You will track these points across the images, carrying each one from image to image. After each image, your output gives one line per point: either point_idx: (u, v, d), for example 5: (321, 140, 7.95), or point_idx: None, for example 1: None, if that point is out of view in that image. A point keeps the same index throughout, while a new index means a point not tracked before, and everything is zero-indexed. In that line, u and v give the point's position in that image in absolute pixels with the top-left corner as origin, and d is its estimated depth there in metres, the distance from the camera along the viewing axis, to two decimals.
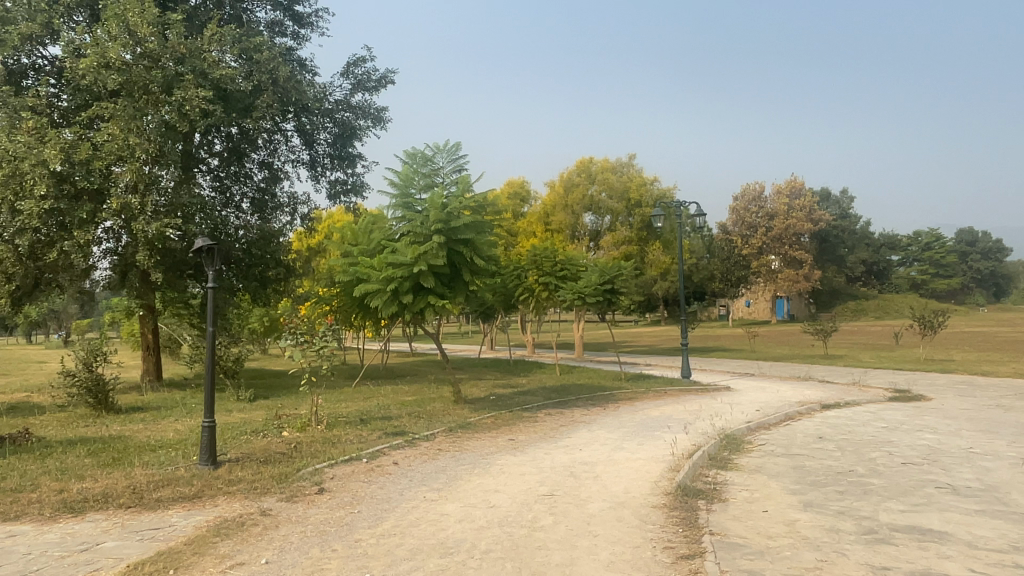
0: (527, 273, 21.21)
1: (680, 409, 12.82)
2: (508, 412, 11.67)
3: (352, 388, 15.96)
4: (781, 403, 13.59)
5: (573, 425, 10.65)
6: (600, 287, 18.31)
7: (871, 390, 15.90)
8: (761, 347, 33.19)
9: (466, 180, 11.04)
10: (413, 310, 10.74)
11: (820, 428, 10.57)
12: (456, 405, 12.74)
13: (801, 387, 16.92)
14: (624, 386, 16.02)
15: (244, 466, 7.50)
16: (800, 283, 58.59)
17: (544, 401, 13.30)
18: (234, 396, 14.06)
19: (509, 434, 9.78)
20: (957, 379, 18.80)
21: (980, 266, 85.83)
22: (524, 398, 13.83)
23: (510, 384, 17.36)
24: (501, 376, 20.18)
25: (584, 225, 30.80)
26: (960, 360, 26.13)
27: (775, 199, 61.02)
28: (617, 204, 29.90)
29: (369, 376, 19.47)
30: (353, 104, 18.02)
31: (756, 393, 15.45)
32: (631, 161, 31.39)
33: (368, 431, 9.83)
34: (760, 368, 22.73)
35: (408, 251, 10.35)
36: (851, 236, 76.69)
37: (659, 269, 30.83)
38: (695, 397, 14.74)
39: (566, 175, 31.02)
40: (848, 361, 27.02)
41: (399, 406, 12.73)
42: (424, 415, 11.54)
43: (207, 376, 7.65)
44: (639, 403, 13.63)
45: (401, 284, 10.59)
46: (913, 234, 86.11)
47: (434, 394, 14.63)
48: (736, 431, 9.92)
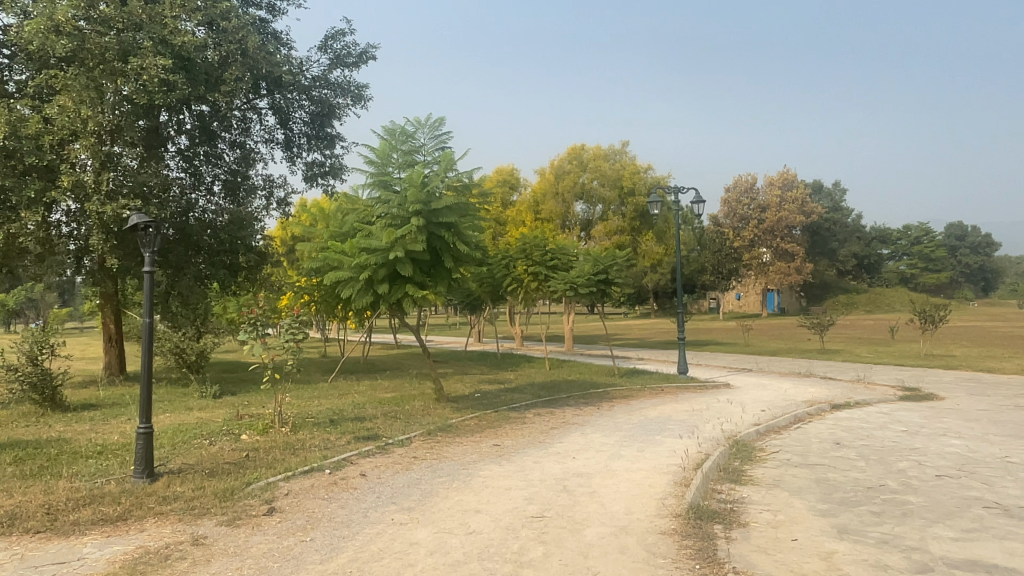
0: (515, 263, 20.20)
1: (679, 409, 11.89)
2: (493, 412, 10.68)
3: (326, 384, 14.94)
4: (787, 402, 12.70)
5: (565, 428, 9.68)
6: (593, 277, 17.32)
7: (879, 388, 15.03)
8: (756, 341, 32.35)
9: (449, 158, 10.00)
10: (389, 301, 9.71)
11: (836, 433, 9.64)
12: (437, 403, 11.74)
13: (804, 384, 16.05)
14: (619, 383, 15.05)
15: (184, 480, 6.49)
16: (791, 275, 57.88)
17: (534, 400, 12.28)
18: (198, 392, 13.04)
19: (494, 439, 8.79)
20: (963, 376, 18.02)
21: (969, 261, 85.53)
22: (512, 396, 12.82)
23: (497, 379, 16.38)
24: (488, 370, 19.21)
25: (575, 214, 29.89)
26: (960, 355, 25.43)
27: (767, 191, 60.29)
28: (608, 193, 28.87)
29: (347, 371, 18.44)
30: (332, 80, 16.89)
31: (759, 391, 14.50)
32: (624, 148, 30.37)
33: (336, 435, 8.80)
34: (757, 363, 21.91)
35: (383, 235, 9.31)
36: (841, 229, 76.16)
37: (653, 260, 29.83)
38: (694, 395, 13.80)
39: (557, 162, 30.10)
40: (847, 356, 26.18)
41: (375, 405, 11.70)
42: (401, 415, 10.52)
43: (144, 375, 6.58)
44: (635, 401, 12.68)
45: (376, 271, 9.55)
46: (903, 228, 85.80)
47: (415, 390, 13.59)
48: (745, 436, 8.97)
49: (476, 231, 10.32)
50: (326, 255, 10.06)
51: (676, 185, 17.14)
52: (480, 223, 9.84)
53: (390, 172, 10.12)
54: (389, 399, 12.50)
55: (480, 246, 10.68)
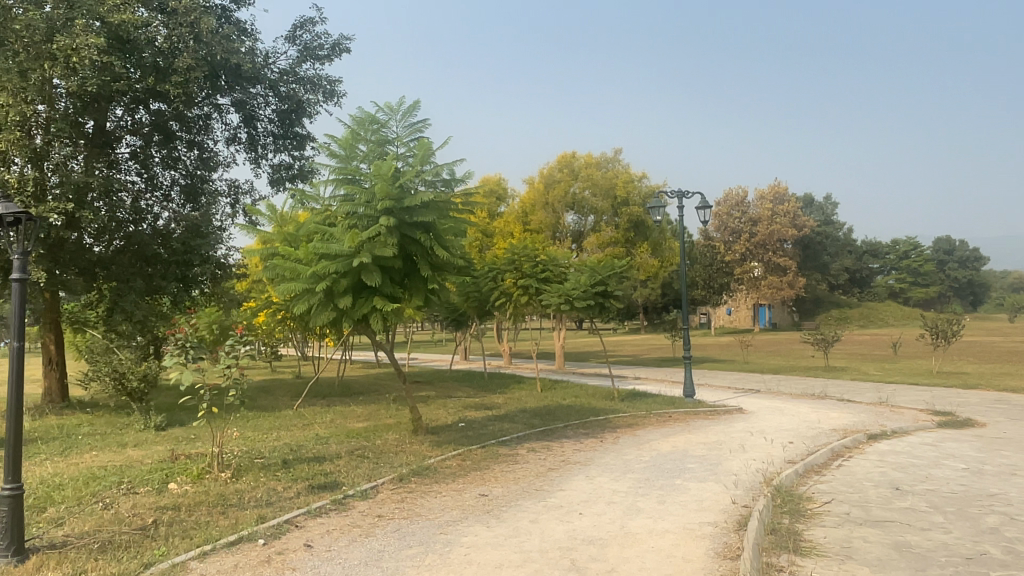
0: (504, 275, 18.68)
1: (694, 440, 10.30)
2: (479, 448, 9.06)
3: (290, 413, 13.25)
4: (815, 431, 11.15)
5: (566, 469, 8.05)
6: (590, 289, 15.74)
7: (908, 412, 13.51)
8: (755, 358, 30.85)
9: (425, 146, 8.44)
10: (353, 318, 8.09)
11: (887, 474, 8.11)
12: (414, 436, 10.12)
13: (824, 408, 14.49)
14: (620, 408, 13.43)
15: (64, 562, 4.82)
16: (783, 290, 56.62)
17: (527, 431, 10.62)
18: (140, 424, 11.38)
19: (482, 487, 7.15)
20: (992, 397, 16.51)
21: (957, 275, 84.60)
22: (502, 426, 11.11)
23: (484, 404, 14.70)
24: (473, 393, 17.52)
25: (566, 225, 28.50)
26: (973, 372, 23.99)
27: (758, 204, 59.23)
28: (600, 202, 27.45)
29: (318, 395, 16.78)
30: (301, 75, 15.37)
31: (776, 418, 12.95)
32: (617, 155, 28.91)
33: (285, 485, 7.11)
34: (765, 383, 20.36)
35: (344, 237, 7.71)
36: (832, 243, 75.07)
37: (649, 273, 28.28)
38: (706, 422, 12.23)
39: (546, 170, 28.67)
40: (854, 374, 24.70)
41: (340, 439, 10.05)
42: (370, 454, 8.82)
43: (11, 416, 4.93)
44: (643, 431, 11.05)
45: (337, 281, 7.95)
46: (891, 242, 85.13)
47: (391, 420, 11.87)
48: (784, 480, 7.42)
49: (459, 236, 8.78)
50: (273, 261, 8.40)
51: (680, 190, 15.55)
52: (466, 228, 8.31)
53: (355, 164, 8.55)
54: (360, 432, 10.79)
55: (463, 252, 9.11)
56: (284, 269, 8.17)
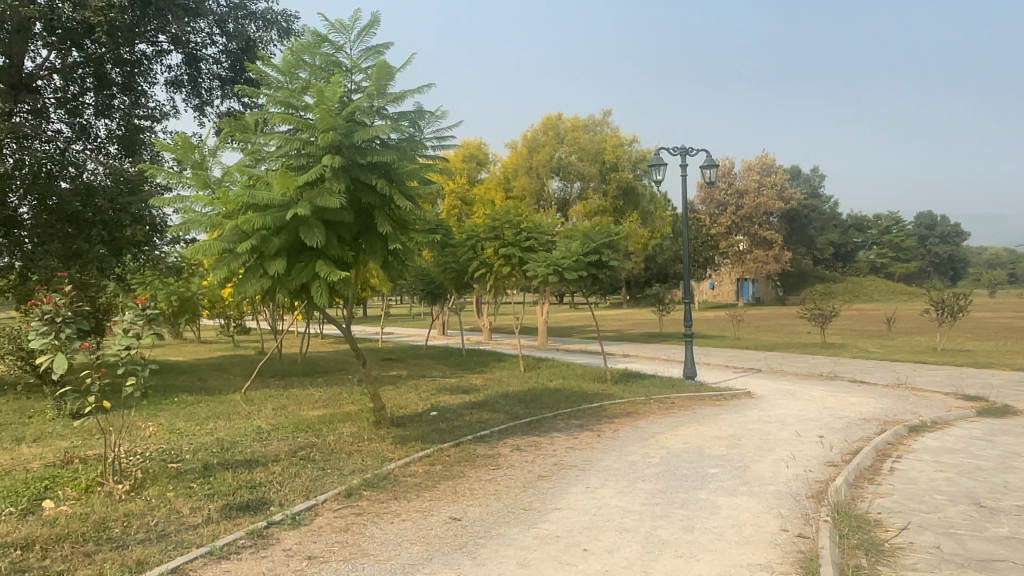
0: (484, 242, 16.94)
1: (708, 434, 8.74)
2: (452, 447, 7.42)
3: (238, 398, 11.49)
4: (843, 422, 9.60)
5: (560, 479, 6.42)
6: (582, 258, 13.84)
7: (935, 397, 12.06)
8: (746, 334, 29.48)
9: (382, 68, 6.73)
10: (288, 289, 6.19)
11: (957, 480, 6.57)
12: (374, 429, 8.46)
13: (839, 392, 13.00)
14: (616, 392, 11.84)
15: None
16: (769, 264, 55.32)
17: (510, 423, 8.97)
18: (53, 411, 9.61)
19: (454, 508, 5.48)
20: (1015, 378, 15.10)
21: (939, 250, 84.01)
22: (481, 415, 9.40)
23: (460, 387, 13.06)
24: (448, 373, 15.88)
25: (551, 192, 26.85)
26: (978, 350, 22.68)
27: (744, 176, 57.74)
28: (587, 168, 25.63)
29: (276, 374, 15.05)
30: (252, 10, 13.48)
31: (791, 404, 11.44)
32: (606, 118, 27.01)
33: (194, 505, 5.48)
34: (765, 362, 18.88)
35: (275, 180, 5.90)
36: (819, 217, 73.92)
37: (638, 245, 26.60)
38: (713, 410, 10.69)
39: (531, 133, 26.90)
40: (854, 352, 23.33)
41: (284, 434, 8.34)
42: (317, 456, 7.09)
43: None
44: (645, 422, 9.47)
45: (268, 240, 6.07)
46: (874, 216, 84.39)
47: (351, 408, 10.16)
48: (839, 494, 5.86)
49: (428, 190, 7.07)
50: (177, 213, 6.45)
51: (682, 146, 13.82)
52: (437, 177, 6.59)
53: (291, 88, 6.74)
54: (312, 423, 9.06)
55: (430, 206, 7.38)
56: (194, 224, 6.24)
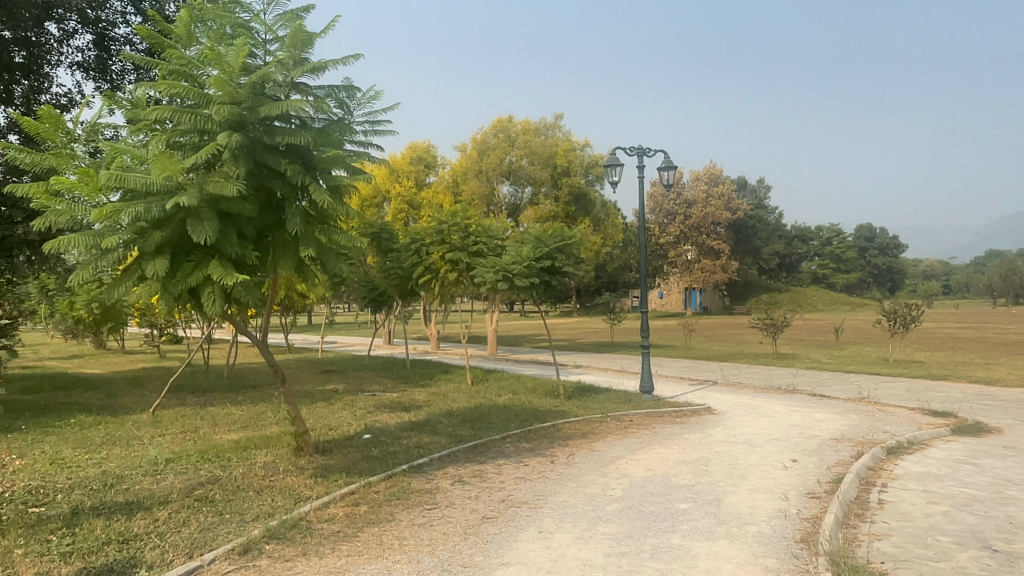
0: (429, 247, 15.88)
1: (673, 459, 7.86)
2: (383, 482, 6.34)
3: (144, 420, 10.16)
4: (815, 443, 8.84)
5: (508, 521, 5.42)
6: (534, 264, 12.88)
7: (902, 413, 11.47)
8: (698, 343, 29.01)
9: (298, 34, 5.66)
10: (172, 295, 5.06)
11: (957, 517, 5.80)
12: (294, 458, 7.34)
13: (802, 407, 12.33)
14: (569, 410, 10.90)
15: None
16: (717, 274, 55.46)
17: (453, 448, 7.92)
18: None
19: (375, 567, 4.42)
20: (974, 391, 14.71)
21: (877, 262, 86.13)
22: (421, 438, 8.36)
23: (400, 403, 11.94)
24: (389, 387, 14.74)
25: (500, 197, 25.92)
26: (928, 362, 22.56)
27: (693, 186, 57.98)
28: (538, 172, 24.80)
29: (196, 390, 13.66)
30: None
31: (755, 421, 10.69)
32: (557, 121, 26.25)
33: (41, 570, 4.31)
34: (721, 374, 18.25)
35: (156, 161, 4.78)
36: (764, 227, 74.86)
37: (590, 252, 25.88)
38: (675, 429, 9.84)
39: (481, 136, 25.98)
40: (807, 363, 22.96)
41: (187, 466, 7.14)
42: (216, 496, 5.97)
43: None
44: (602, 445, 8.55)
45: (145, 233, 4.94)
46: (816, 228, 86.05)
47: (273, 430, 8.98)
48: (833, 539, 5.02)
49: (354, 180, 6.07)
50: (34, 200, 5.25)
51: (639, 146, 13.02)
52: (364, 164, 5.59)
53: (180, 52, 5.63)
54: (223, 451, 7.87)
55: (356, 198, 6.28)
56: (54, 214, 5.08)
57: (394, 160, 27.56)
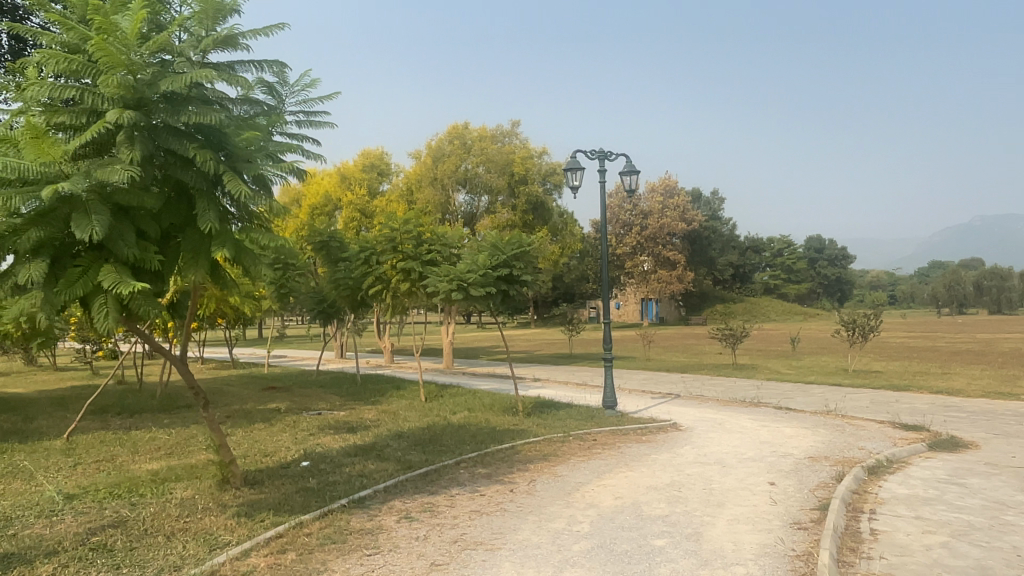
0: (381, 255, 15.07)
1: (642, 484, 7.19)
2: (318, 522, 5.52)
3: (56, 447, 9.12)
4: (791, 463, 8.27)
5: (460, 569, 4.65)
6: (490, 272, 12.15)
7: (873, 428, 11.05)
8: (656, 355, 28.62)
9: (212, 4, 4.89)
10: (53, 307, 4.20)
11: (960, 550, 5.22)
12: (220, 492, 6.50)
13: (769, 422, 11.83)
14: (529, 429, 10.19)
15: None
16: (673, 284, 55.54)
17: (400, 476, 7.13)
18: None
19: None
20: (939, 403, 14.45)
21: (827, 272, 87.84)
22: (365, 464, 7.57)
23: (347, 423, 11.07)
24: (336, 406, 13.85)
25: (456, 205, 25.15)
26: (886, 372, 22.47)
27: (649, 198, 58.14)
28: (495, 180, 24.13)
29: (122, 412, 12.55)
30: None
31: (724, 439, 10.13)
32: (514, 128, 25.65)
33: None
34: (683, 386, 17.75)
35: (31, 146, 3.96)
36: (719, 239, 75.54)
37: (548, 262, 25.30)
38: (641, 449, 9.20)
39: (436, 143, 25.20)
40: (766, 374, 22.70)
41: (93, 504, 6.24)
42: (117, 544, 5.09)
43: None
44: (565, 468, 7.85)
45: (19, 232, 4.07)
46: (768, 239, 87.33)
47: (200, 458, 8.09)
48: None
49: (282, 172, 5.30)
50: None
51: (600, 150, 12.44)
52: (293, 152, 4.84)
53: (67, 18, 4.76)
54: (138, 485, 6.98)
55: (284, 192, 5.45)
56: None
57: (346, 167, 26.62)
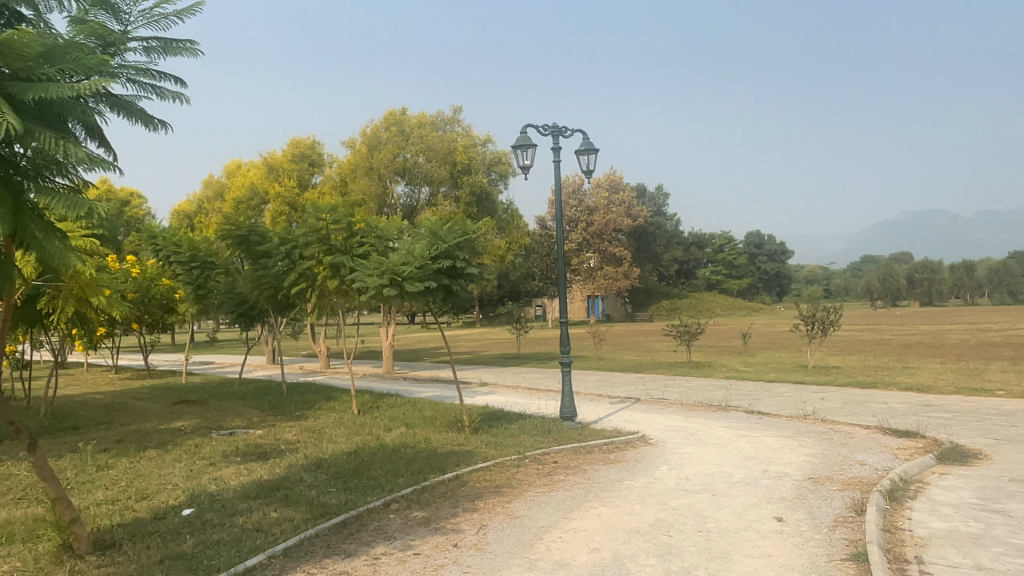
0: (305, 249, 13.26)
1: (620, 527, 5.68)
2: None
3: None
4: (792, 488, 6.89)
5: None
6: (430, 265, 10.47)
7: (863, 435, 9.83)
8: (608, 354, 27.35)
9: None
10: None
11: None
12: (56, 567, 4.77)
13: (747, 430, 10.50)
14: (478, 449, 8.61)
15: None
16: (620, 281, 54.62)
17: (307, 527, 5.47)
18: None
19: None
20: (917, 402, 13.42)
21: (766, 267, 88.77)
22: (268, 512, 5.87)
23: (258, 448, 9.28)
24: (254, 423, 11.98)
25: (394, 197, 23.29)
26: (846, 368, 21.63)
27: (594, 193, 57.07)
28: (436, 170, 22.41)
29: None
30: None
31: (703, 454, 8.72)
32: (455, 115, 23.94)
33: None
34: (642, 388, 16.44)
35: None
36: (665, 234, 75.09)
37: (494, 257, 23.74)
38: (610, 472, 7.70)
39: (371, 130, 23.25)
40: (723, 372, 21.61)
41: None
42: None
43: None
44: (522, 505, 6.28)
45: None
46: (710, 235, 87.64)
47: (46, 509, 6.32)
48: None
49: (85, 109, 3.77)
50: None
51: (554, 125, 10.92)
52: (110, 86, 3.33)
53: None
54: None
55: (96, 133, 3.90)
56: None
57: (273, 157, 24.50)
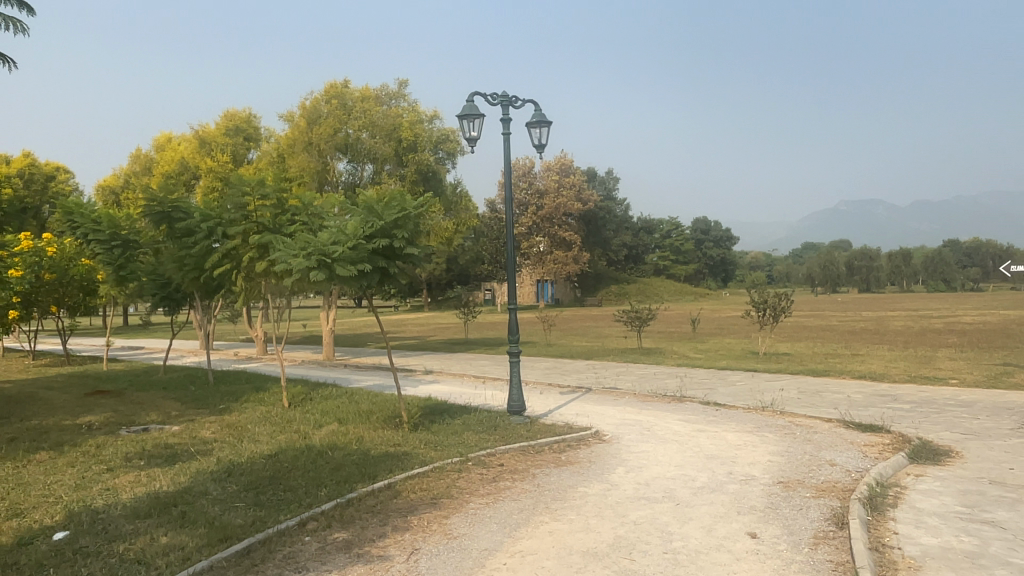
0: (230, 226, 12.10)
1: (575, 548, 4.89)
2: None
3: None
4: (762, 495, 6.22)
5: None
6: (365, 246, 9.50)
7: (827, 430, 9.29)
8: (557, 340, 26.72)
9: None
10: None
11: None
12: None
13: (706, 425, 9.87)
14: (417, 450, 7.72)
15: None
16: (570, 266, 54.19)
17: (201, 557, 4.53)
18: None
19: None
20: (874, 391, 13.06)
21: (712, 253, 89.73)
22: (156, 536, 4.91)
23: (167, 449, 8.22)
24: (171, 417, 10.86)
25: (335, 174, 22.07)
26: (796, 354, 21.42)
27: (545, 176, 56.38)
28: (380, 146, 21.27)
29: None
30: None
31: (663, 453, 8.03)
32: (400, 89, 22.76)
33: None
34: (594, 377, 15.76)
35: None
36: (615, 219, 75.01)
37: (440, 239, 22.79)
38: (563, 476, 6.92)
39: (310, 102, 21.91)
40: (675, 358, 21.18)
41: None
42: None
43: None
44: (461, 522, 5.43)
45: None
46: (658, 220, 88.04)
47: None
48: None
49: None
50: None
51: (504, 94, 10.04)
52: None
53: None
54: None
55: None
56: None
57: (204, 130, 22.99)
